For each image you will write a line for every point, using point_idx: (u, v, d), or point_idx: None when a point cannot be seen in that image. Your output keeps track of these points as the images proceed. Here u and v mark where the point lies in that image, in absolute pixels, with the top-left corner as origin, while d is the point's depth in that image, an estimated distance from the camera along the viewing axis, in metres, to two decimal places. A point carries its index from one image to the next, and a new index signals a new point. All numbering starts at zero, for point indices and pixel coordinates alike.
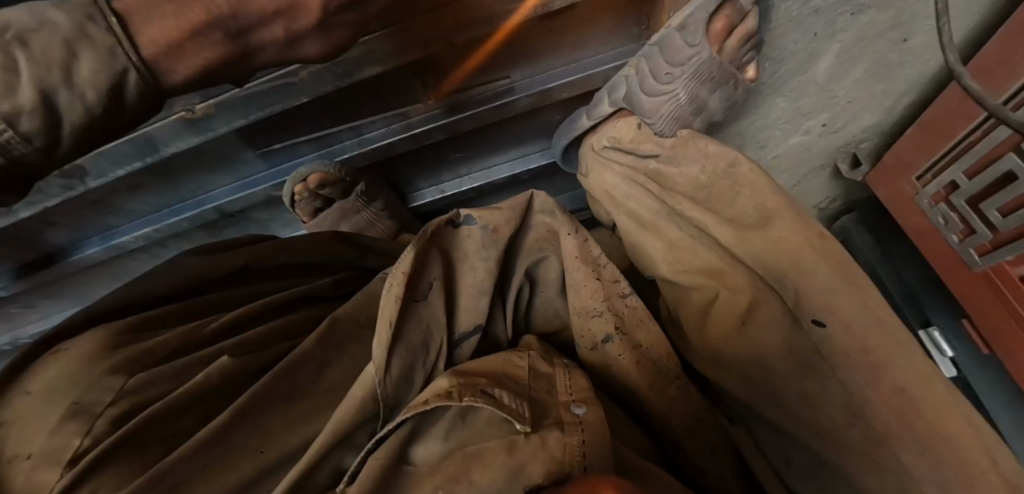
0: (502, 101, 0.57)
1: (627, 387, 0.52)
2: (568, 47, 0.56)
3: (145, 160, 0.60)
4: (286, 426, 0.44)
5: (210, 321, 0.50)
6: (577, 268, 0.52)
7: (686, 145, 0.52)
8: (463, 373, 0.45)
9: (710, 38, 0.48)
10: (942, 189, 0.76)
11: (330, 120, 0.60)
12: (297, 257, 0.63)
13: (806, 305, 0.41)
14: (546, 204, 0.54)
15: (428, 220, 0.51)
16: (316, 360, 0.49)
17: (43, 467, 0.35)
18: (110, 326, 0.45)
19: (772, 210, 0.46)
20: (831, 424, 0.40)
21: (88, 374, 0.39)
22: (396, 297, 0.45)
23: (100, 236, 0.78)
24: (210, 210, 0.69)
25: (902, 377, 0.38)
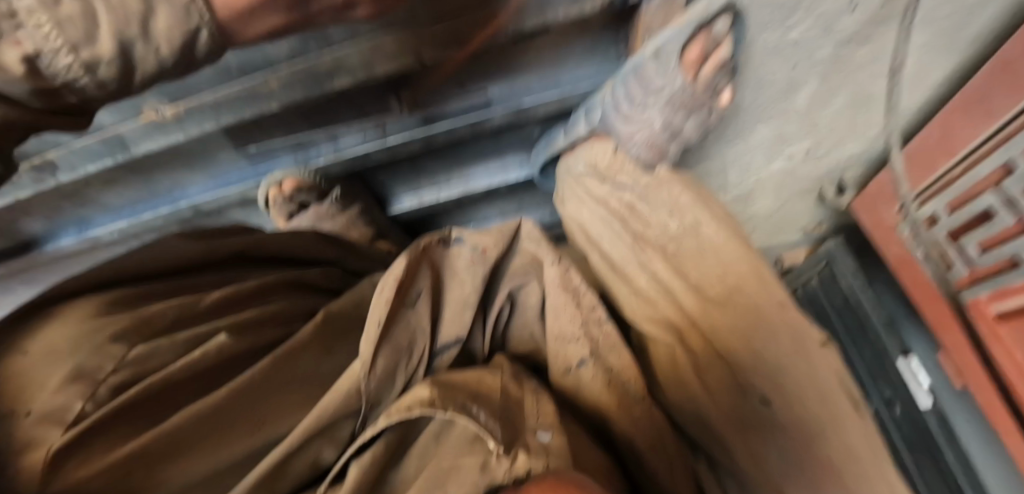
0: (474, 117, 0.57)
1: (591, 410, 0.53)
2: (544, 68, 0.56)
3: (117, 158, 0.61)
4: (275, 411, 0.44)
5: (206, 301, 0.47)
6: (559, 294, 0.53)
7: (660, 184, 0.52)
8: (442, 384, 0.46)
9: (684, 68, 0.47)
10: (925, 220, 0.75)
11: (304, 124, 0.59)
12: (286, 246, 0.60)
13: (755, 384, 0.44)
14: (532, 233, 0.56)
15: (421, 236, 0.55)
16: (314, 349, 0.51)
17: (44, 425, 0.33)
18: (109, 296, 0.42)
19: (736, 283, 0.46)
20: (779, 457, 0.43)
21: (93, 337, 0.38)
22: (386, 299, 0.50)
23: (77, 228, 0.78)
24: (186, 209, 0.68)
25: (834, 454, 0.40)
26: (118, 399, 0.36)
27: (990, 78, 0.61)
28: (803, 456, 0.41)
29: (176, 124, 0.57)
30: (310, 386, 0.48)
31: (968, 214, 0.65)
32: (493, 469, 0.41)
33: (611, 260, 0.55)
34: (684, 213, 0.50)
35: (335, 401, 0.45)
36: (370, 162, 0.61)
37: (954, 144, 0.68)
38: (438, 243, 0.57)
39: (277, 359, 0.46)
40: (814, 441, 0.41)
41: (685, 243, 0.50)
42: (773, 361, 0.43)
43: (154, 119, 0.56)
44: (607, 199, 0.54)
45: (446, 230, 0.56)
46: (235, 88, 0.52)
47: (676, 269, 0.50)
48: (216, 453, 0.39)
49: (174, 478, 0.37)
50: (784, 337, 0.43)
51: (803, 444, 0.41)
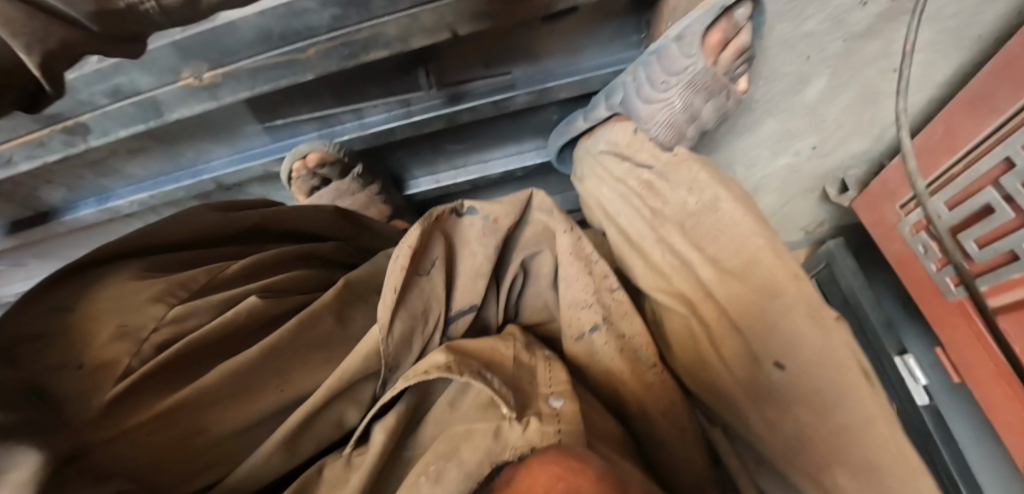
0: (498, 96, 0.58)
1: (605, 381, 0.55)
2: (568, 52, 0.58)
3: (149, 123, 0.60)
4: (300, 374, 0.46)
5: (232, 270, 0.48)
6: (571, 262, 0.55)
7: (680, 162, 0.54)
8: (456, 352, 0.47)
9: (706, 51, 0.50)
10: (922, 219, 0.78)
11: (332, 100, 0.60)
12: (304, 221, 0.61)
13: (770, 349, 0.45)
14: (544, 202, 0.56)
15: (436, 205, 0.53)
16: (334, 316, 0.51)
17: (92, 378, 0.34)
18: (141, 262, 0.44)
19: (753, 257, 0.48)
20: (796, 426, 0.44)
21: (128, 297, 0.39)
22: (402, 266, 0.48)
23: (93, 198, 0.77)
24: (207, 182, 0.68)
25: (851, 416, 0.41)
26: (160, 357, 0.38)
27: (995, 73, 0.64)
28: (820, 417, 0.42)
29: (212, 90, 0.56)
30: (331, 351, 0.49)
31: (971, 208, 0.67)
32: (505, 434, 0.41)
33: (626, 234, 0.57)
34: (704, 189, 0.53)
35: (358, 359, 0.46)
36: (394, 139, 0.62)
37: (957, 140, 0.70)
38: (451, 213, 0.55)
39: (300, 323, 0.47)
40: (836, 416, 0.42)
41: (703, 218, 0.52)
42: (790, 332, 0.45)
43: (192, 84, 0.55)
44: (624, 176, 0.57)
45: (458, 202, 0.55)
46: (274, 55, 0.52)
47: (693, 243, 0.52)
48: (247, 409, 0.41)
49: (210, 430, 0.39)
50: (802, 305, 0.45)
51: (819, 411, 0.42)
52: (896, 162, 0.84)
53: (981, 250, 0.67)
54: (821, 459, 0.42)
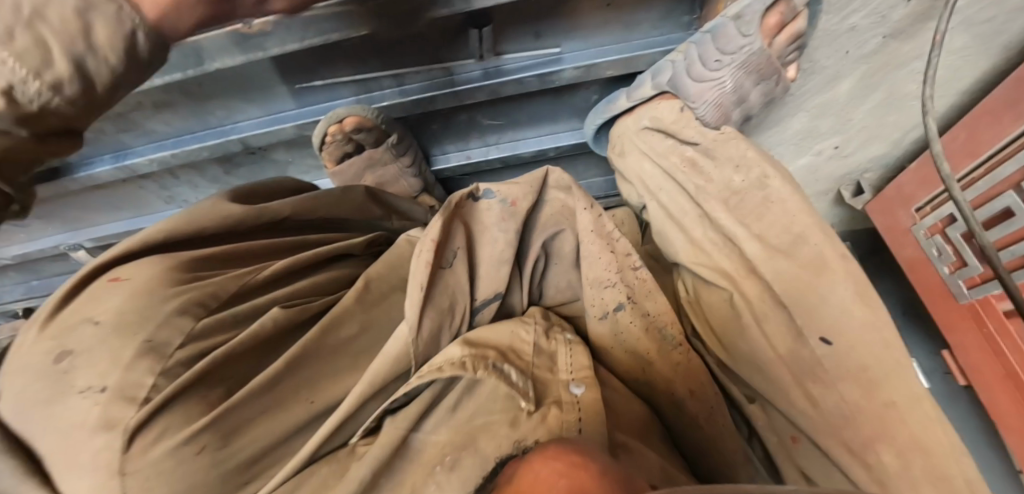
0: (552, 68, 0.57)
1: (635, 359, 0.55)
2: (619, 29, 0.58)
3: (189, 72, 0.53)
4: (326, 378, 0.43)
5: (258, 271, 0.45)
6: (594, 241, 0.54)
7: (727, 140, 0.54)
8: (472, 344, 0.46)
9: (764, 31, 0.50)
10: (939, 221, 0.78)
11: (374, 62, 0.58)
12: (331, 208, 0.57)
13: (815, 322, 0.47)
14: (560, 179, 0.57)
15: (451, 193, 0.52)
16: (359, 318, 0.48)
17: (116, 405, 0.32)
18: (167, 258, 0.40)
19: (799, 234, 0.49)
20: (842, 404, 0.44)
21: (151, 304, 0.36)
22: (426, 262, 0.47)
23: (110, 155, 0.66)
24: (234, 142, 0.63)
25: (899, 395, 0.44)
26: (187, 374, 0.34)
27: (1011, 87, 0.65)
28: (867, 395, 0.44)
29: (259, 40, 0.50)
30: (356, 352, 0.47)
31: (992, 211, 0.69)
32: (523, 425, 0.41)
33: (667, 209, 0.57)
34: (750, 168, 0.52)
35: (384, 364, 0.43)
36: (435, 108, 0.61)
37: (977, 147, 0.71)
38: (469, 199, 0.54)
39: (323, 328, 0.44)
40: (883, 400, 0.44)
41: (751, 195, 0.52)
42: (838, 310, 0.46)
43: (239, 33, 0.49)
44: (667, 153, 0.57)
45: (472, 186, 0.54)
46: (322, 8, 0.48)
47: (740, 221, 0.51)
48: (277, 421, 0.38)
49: (248, 445, 0.36)
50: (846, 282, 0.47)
51: (859, 389, 0.44)
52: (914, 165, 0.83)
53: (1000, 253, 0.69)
54: (867, 435, 0.43)
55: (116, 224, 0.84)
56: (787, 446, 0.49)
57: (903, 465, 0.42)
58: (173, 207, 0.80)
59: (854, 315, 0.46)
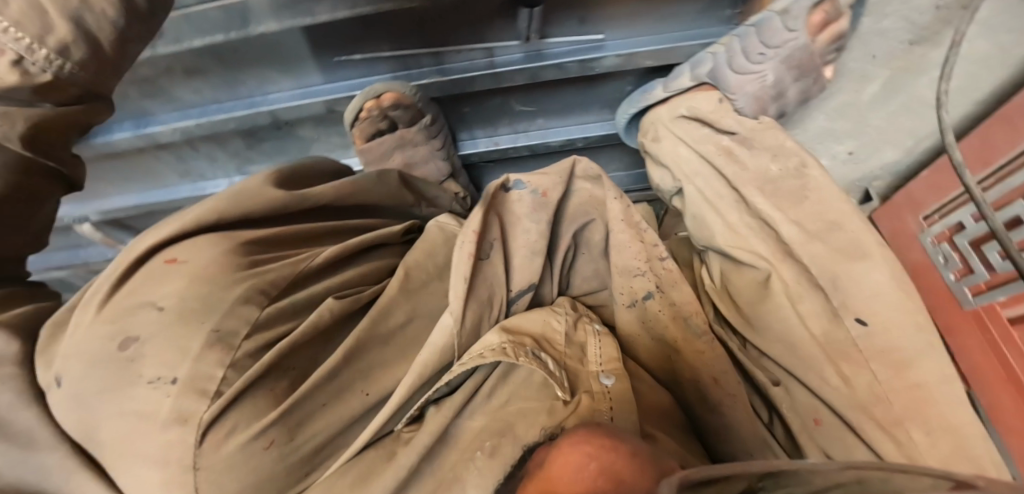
0: (594, 56, 0.57)
1: (663, 347, 0.55)
2: (660, 20, 0.58)
3: (232, 34, 0.53)
4: (371, 366, 0.43)
5: (307, 255, 0.44)
6: (623, 229, 0.55)
7: (764, 130, 0.54)
8: (508, 331, 0.46)
9: (811, 27, 0.50)
10: (947, 229, 0.64)
11: (416, 38, 0.58)
12: (370, 196, 0.56)
13: (850, 305, 0.48)
14: (589, 170, 0.57)
15: (486, 186, 0.53)
16: (407, 306, 0.47)
17: (188, 397, 0.33)
18: (224, 241, 0.40)
19: (835, 222, 0.49)
20: (874, 382, 0.46)
21: (214, 291, 0.36)
22: (469, 256, 0.48)
23: (131, 121, 0.65)
24: (264, 114, 0.62)
25: (927, 373, 0.45)
26: (253, 368, 0.35)
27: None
28: (899, 376, 0.46)
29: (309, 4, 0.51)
30: (401, 341, 0.46)
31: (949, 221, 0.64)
32: (560, 415, 0.39)
33: (703, 194, 0.56)
34: (789, 157, 0.53)
35: (433, 356, 0.43)
36: (472, 89, 0.60)
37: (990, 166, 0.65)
38: (500, 190, 0.56)
39: (373, 319, 0.43)
40: (911, 382, 0.45)
41: (788, 182, 0.52)
42: (871, 296, 0.47)
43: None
44: (702, 141, 0.57)
45: (504, 177, 0.56)
46: None
47: (776, 206, 0.51)
48: (334, 413, 0.39)
49: (313, 435, 0.37)
50: (881, 270, 0.47)
51: (890, 370, 0.46)
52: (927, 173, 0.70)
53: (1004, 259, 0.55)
54: (898, 413, 0.45)
55: (126, 197, 0.81)
56: (809, 427, 0.49)
57: (933, 444, 0.44)
58: (188, 182, 0.79)
59: (886, 299, 0.47)
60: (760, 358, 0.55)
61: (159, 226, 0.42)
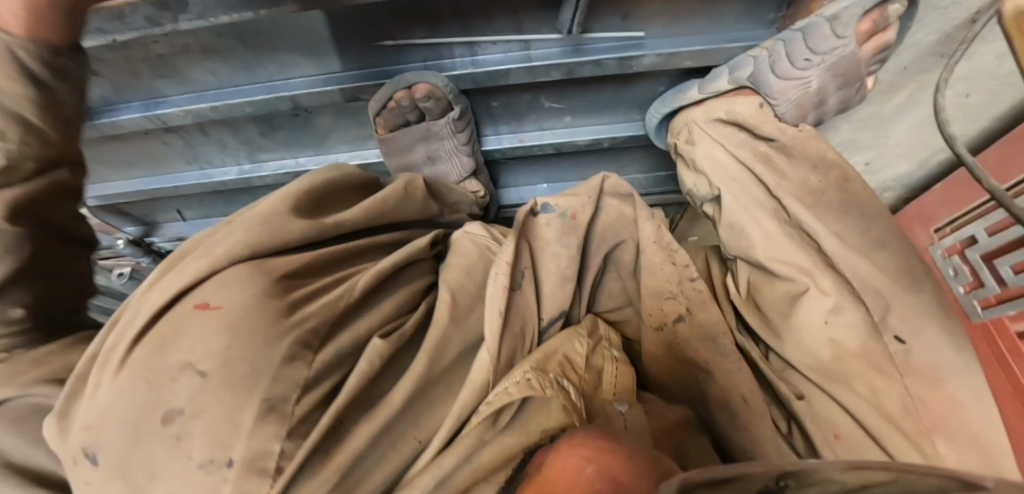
0: (635, 53, 0.56)
1: (690, 372, 0.51)
2: (705, 19, 0.57)
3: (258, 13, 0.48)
4: (423, 408, 0.40)
5: (341, 289, 0.41)
6: (654, 253, 0.51)
7: (806, 139, 0.53)
8: (530, 358, 0.43)
9: (858, 36, 0.50)
10: (958, 241, 0.62)
11: (454, 27, 0.56)
12: (401, 214, 0.54)
13: (892, 321, 0.44)
14: (618, 186, 0.53)
15: (517, 213, 0.49)
16: (461, 336, 0.44)
17: (249, 480, 0.30)
18: (256, 278, 0.37)
19: (878, 237, 0.48)
20: (907, 396, 0.43)
21: (256, 345, 0.33)
22: (503, 286, 0.45)
23: (140, 102, 0.62)
24: (283, 99, 0.59)
25: (964, 390, 0.42)
26: (323, 422, 0.33)
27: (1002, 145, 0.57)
28: (932, 389, 0.43)
29: None
30: (452, 378, 0.43)
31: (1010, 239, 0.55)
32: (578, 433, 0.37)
33: (733, 207, 0.54)
34: (829, 170, 0.51)
35: (473, 397, 0.40)
36: (505, 83, 0.59)
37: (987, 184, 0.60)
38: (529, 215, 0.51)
39: (429, 352, 0.41)
40: (949, 399, 0.42)
41: (828, 195, 0.50)
42: (916, 314, 0.45)
43: None
44: (740, 145, 0.55)
45: (531, 201, 0.52)
46: None
47: (817, 217, 0.49)
48: (386, 465, 0.35)
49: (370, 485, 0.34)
50: (924, 290, 0.45)
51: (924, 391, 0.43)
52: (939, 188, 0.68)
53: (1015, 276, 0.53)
54: (926, 424, 0.42)
55: (126, 181, 0.77)
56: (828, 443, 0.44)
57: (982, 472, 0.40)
58: (194, 168, 0.75)
59: (930, 320, 0.44)
60: (782, 368, 0.51)
61: (188, 262, 0.39)
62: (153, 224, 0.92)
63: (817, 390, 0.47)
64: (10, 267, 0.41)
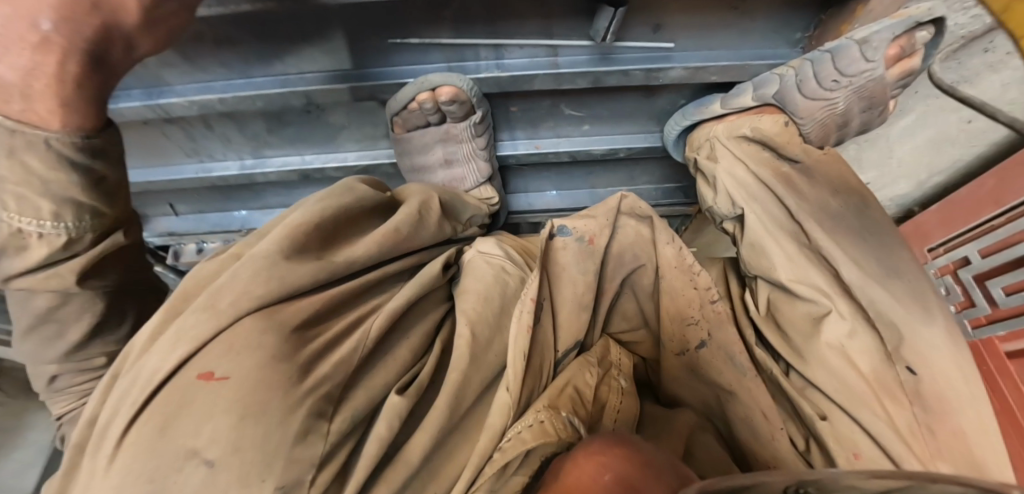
0: (661, 66, 0.57)
1: (709, 392, 0.50)
2: (734, 34, 0.58)
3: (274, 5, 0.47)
4: (442, 450, 0.38)
5: (355, 336, 0.38)
6: (676, 278, 0.49)
7: (831, 160, 0.55)
8: (544, 394, 0.41)
9: (886, 60, 0.52)
10: (951, 262, 0.59)
11: (481, 30, 0.55)
12: (416, 239, 0.49)
13: (904, 351, 0.44)
14: (634, 208, 0.49)
15: (538, 236, 0.45)
16: (481, 372, 0.41)
17: None
18: (266, 329, 0.34)
19: (896, 265, 0.47)
20: (909, 424, 0.42)
21: (270, 424, 0.31)
22: (528, 328, 0.40)
23: (142, 90, 0.59)
24: (298, 95, 0.58)
25: (972, 422, 0.42)
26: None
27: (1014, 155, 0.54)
28: (935, 420, 0.42)
29: None
30: (472, 415, 0.41)
31: (1004, 258, 0.51)
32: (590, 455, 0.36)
33: (751, 231, 0.53)
34: (850, 196, 0.52)
35: (492, 442, 0.37)
36: (529, 87, 0.59)
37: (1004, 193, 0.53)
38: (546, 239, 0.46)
39: (448, 390, 0.38)
40: (953, 429, 0.42)
41: (849, 220, 0.50)
42: (929, 346, 0.43)
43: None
44: (763, 164, 0.55)
45: (546, 223, 0.47)
46: None
47: (837, 243, 0.48)
48: None
49: None
50: (940, 322, 0.44)
51: (926, 420, 0.43)
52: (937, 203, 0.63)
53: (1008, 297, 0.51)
54: (932, 450, 0.41)
55: None
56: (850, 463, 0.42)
57: None
58: (194, 162, 0.72)
59: (944, 349, 0.43)
60: (804, 387, 0.48)
61: (185, 316, 0.35)
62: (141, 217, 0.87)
63: (841, 411, 0.44)
64: (89, 324, 0.44)
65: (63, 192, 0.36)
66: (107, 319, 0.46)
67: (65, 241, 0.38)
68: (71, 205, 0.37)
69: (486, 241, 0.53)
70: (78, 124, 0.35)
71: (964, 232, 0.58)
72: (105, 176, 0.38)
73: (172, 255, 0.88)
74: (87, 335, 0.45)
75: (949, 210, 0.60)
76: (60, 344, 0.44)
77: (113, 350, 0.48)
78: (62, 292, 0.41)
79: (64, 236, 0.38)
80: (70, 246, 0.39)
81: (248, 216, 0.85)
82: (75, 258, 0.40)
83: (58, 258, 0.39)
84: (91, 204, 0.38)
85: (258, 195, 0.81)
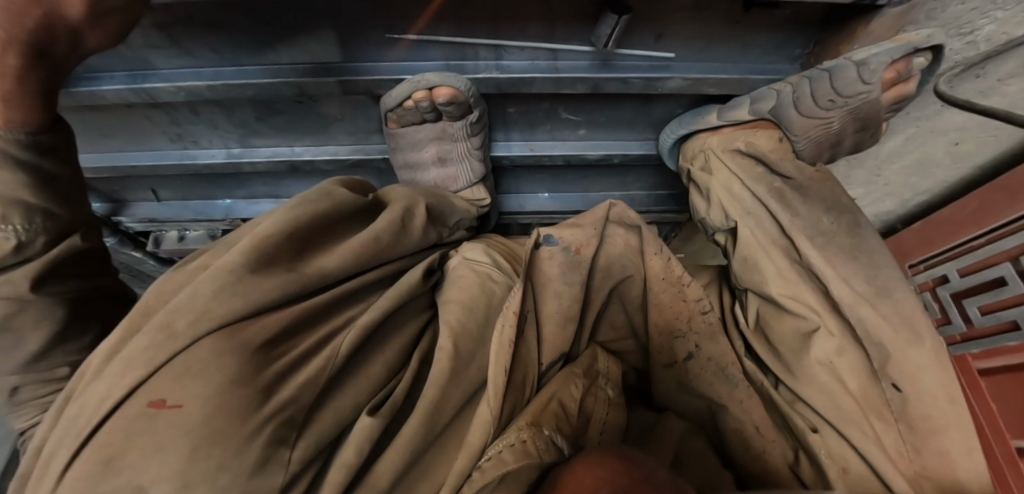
0: (659, 76, 0.57)
1: (701, 402, 0.51)
2: (737, 48, 0.59)
3: None
4: (421, 464, 0.37)
5: (324, 354, 0.37)
6: (664, 290, 0.48)
7: (822, 178, 0.55)
8: (527, 410, 0.40)
9: (882, 84, 0.52)
10: (930, 279, 0.60)
11: (483, 29, 0.55)
12: (397, 247, 0.48)
13: (890, 369, 0.44)
14: (625, 217, 0.47)
15: (526, 243, 0.44)
16: (461, 384, 0.40)
17: None
18: (231, 344, 0.33)
19: (886, 285, 0.47)
20: (891, 446, 0.43)
21: (225, 450, 0.29)
22: (509, 340, 0.39)
23: (127, 73, 0.57)
24: (291, 85, 0.56)
25: (958, 440, 0.42)
26: None
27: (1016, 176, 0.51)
28: (920, 439, 0.43)
29: None
30: (452, 428, 0.40)
31: (982, 280, 0.52)
32: None
33: (743, 246, 0.54)
34: (841, 213, 0.52)
35: (472, 459, 0.36)
36: (528, 90, 0.59)
37: (987, 215, 0.53)
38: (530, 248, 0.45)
39: (431, 404, 0.37)
40: (936, 449, 0.42)
41: (840, 238, 0.50)
42: (915, 368, 0.43)
43: None
44: (757, 179, 0.56)
45: (533, 231, 0.46)
46: None
47: (828, 262, 0.48)
48: None
49: None
50: (928, 342, 0.44)
51: (906, 439, 0.43)
52: (920, 221, 0.65)
53: (982, 316, 0.52)
54: (913, 469, 0.42)
55: (97, 154, 0.70)
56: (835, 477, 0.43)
57: None
58: (177, 147, 0.70)
59: (932, 370, 0.43)
60: (794, 401, 0.49)
61: (139, 336, 0.33)
62: (121, 202, 0.84)
63: (830, 427, 0.45)
64: (49, 331, 0.42)
65: (10, 195, 0.37)
66: (68, 325, 0.44)
67: (15, 245, 0.38)
68: (19, 207, 0.38)
69: (473, 248, 0.53)
70: (20, 119, 0.37)
71: (940, 252, 0.60)
72: (56, 175, 0.40)
73: (152, 241, 0.87)
74: (48, 343, 0.43)
75: (929, 228, 0.62)
76: (17, 354, 0.42)
77: (78, 358, 0.45)
78: (18, 296, 0.39)
79: (14, 239, 0.37)
80: (21, 250, 0.38)
81: (232, 205, 0.82)
82: (29, 262, 0.39)
83: (7, 265, 0.38)
84: (40, 205, 0.39)
85: (244, 185, 0.79)
